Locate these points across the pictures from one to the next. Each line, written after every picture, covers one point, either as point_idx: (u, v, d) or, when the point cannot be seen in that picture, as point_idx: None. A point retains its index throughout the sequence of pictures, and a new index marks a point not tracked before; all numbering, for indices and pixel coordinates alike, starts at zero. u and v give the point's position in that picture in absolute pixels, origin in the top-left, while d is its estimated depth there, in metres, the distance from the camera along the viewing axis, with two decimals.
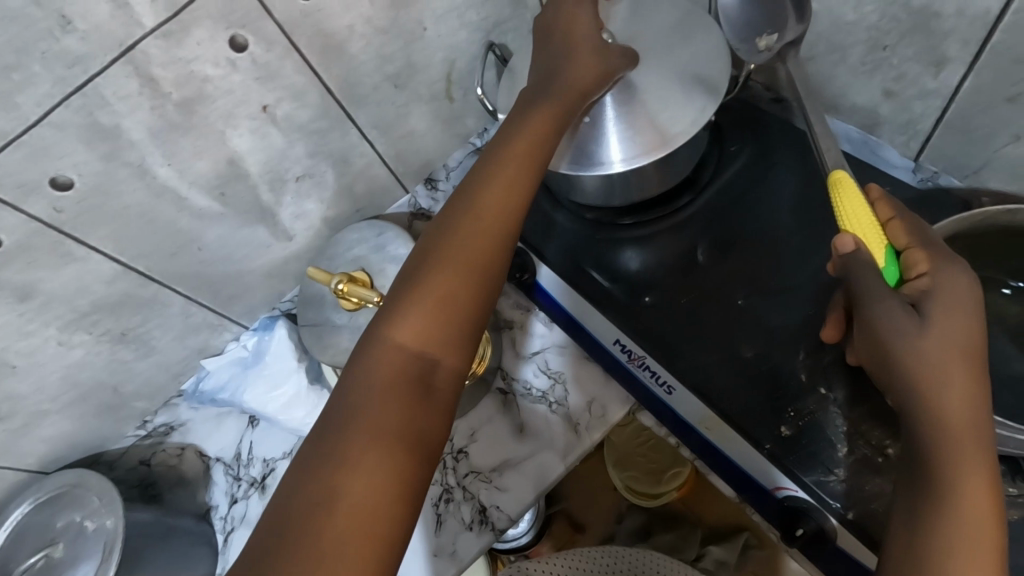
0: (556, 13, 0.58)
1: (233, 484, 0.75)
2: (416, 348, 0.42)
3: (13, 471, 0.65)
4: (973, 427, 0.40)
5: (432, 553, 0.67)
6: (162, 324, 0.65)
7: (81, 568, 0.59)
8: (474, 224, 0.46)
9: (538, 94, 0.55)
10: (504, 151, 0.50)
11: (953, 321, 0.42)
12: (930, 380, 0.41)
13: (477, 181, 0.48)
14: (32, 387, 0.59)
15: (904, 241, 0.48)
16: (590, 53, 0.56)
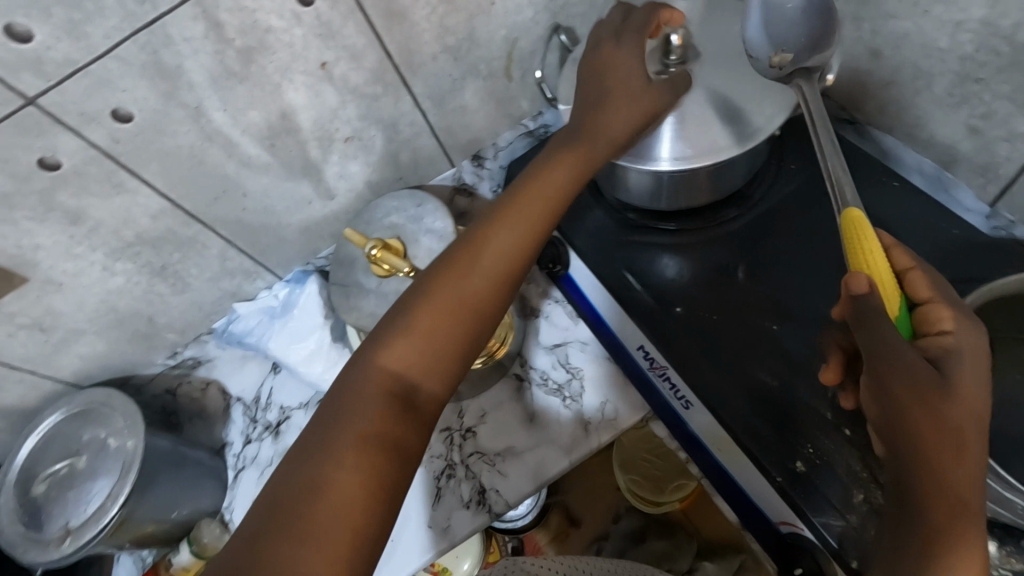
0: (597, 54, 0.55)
1: (249, 426, 0.78)
2: (406, 369, 0.43)
3: (49, 381, 0.68)
4: (972, 496, 0.40)
5: (427, 524, 0.68)
6: (200, 264, 0.67)
7: (98, 483, 0.63)
8: (483, 256, 0.46)
9: (568, 135, 0.53)
10: (525, 184, 0.50)
11: (969, 386, 0.41)
12: (945, 450, 0.40)
13: (490, 216, 0.48)
14: (74, 306, 0.62)
15: (923, 295, 0.46)
16: (641, 98, 0.53)
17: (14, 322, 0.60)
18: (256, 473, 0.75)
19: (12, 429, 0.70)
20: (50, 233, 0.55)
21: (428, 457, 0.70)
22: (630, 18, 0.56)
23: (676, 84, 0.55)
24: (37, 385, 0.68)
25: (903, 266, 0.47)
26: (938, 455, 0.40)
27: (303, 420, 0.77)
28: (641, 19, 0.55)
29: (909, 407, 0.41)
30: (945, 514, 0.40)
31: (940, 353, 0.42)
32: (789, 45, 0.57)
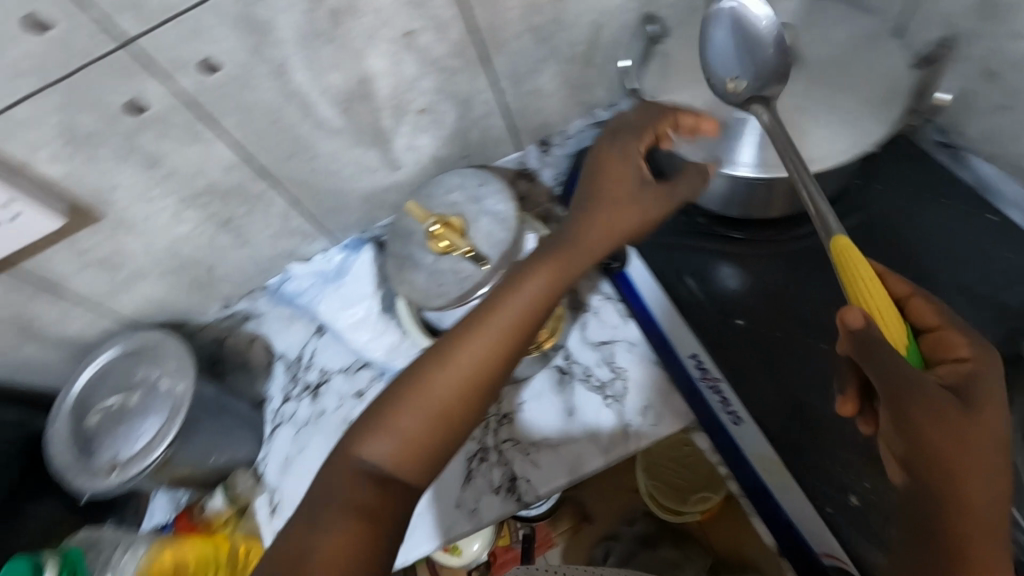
0: (595, 158, 0.53)
1: (289, 384, 0.80)
2: (383, 464, 0.43)
3: (108, 318, 0.70)
4: (991, 522, 0.38)
5: (454, 504, 0.68)
6: (262, 220, 0.68)
7: (145, 422, 0.65)
8: (463, 358, 0.44)
9: (552, 242, 0.49)
10: (514, 284, 0.47)
11: (991, 408, 0.39)
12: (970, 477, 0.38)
13: (469, 323, 0.46)
14: (141, 248, 0.64)
15: (931, 321, 0.43)
16: (628, 205, 0.50)
17: (85, 257, 0.61)
18: (292, 431, 0.78)
19: (70, 358, 0.73)
20: (127, 175, 0.56)
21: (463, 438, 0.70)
22: (645, 117, 0.54)
23: (673, 193, 0.51)
24: (97, 320, 0.70)
25: (898, 292, 0.45)
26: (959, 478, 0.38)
27: (342, 385, 0.79)
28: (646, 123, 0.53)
29: (931, 440, 0.38)
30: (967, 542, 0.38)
31: (959, 372, 0.40)
32: (745, 68, 0.53)
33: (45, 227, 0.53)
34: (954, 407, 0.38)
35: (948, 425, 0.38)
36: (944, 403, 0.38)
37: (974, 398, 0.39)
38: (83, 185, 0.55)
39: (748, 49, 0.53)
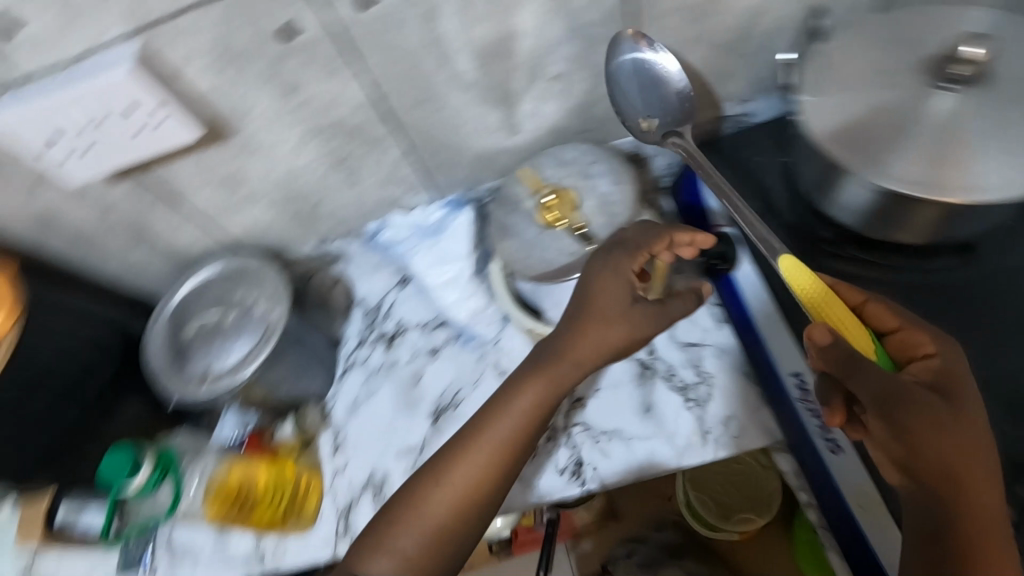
0: (585, 279, 0.57)
1: (365, 330, 0.81)
2: None
3: (214, 236, 0.72)
4: (990, 513, 0.42)
5: (516, 477, 0.68)
6: (375, 164, 0.68)
7: (237, 342, 0.67)
8: (459, 479, 0.54)
9: (545, 352, 0.56)
10: (514, 391, 0.56)
11: (964, 402, 0.44)
12: (965, 471, 0.42)
13: (467, 437, 0.55)
14: (260, 173, 0.65)
15: (888, 322, 0.50)
16: (614, 327, 0.55)
17: (207, 173, 0.63)
18: (362, 375, 0.80)
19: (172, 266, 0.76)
20: (265, 98, 0.56)
21: None
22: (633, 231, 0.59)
23: (665, 312, 0.55)
24: (204, 236, 0.72)
25: (854, 302, 0.51)
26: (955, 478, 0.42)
27: (416, 339, 0.80)
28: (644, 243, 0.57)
29: (923, 439, 0.42)
30: (977, 534, 0.41)
31: (937, 371, 0.46)
32: (654, 108, 0.63)
33: (182, 138, 0.55)
34: (933, 403, 0.43)
35: (937, 421, 0.43)
36: (924, 400, 0.43)
37: (947, 393, 0.45)
38: (222, 102, 0.56)
39: (648, 93, 0.63)
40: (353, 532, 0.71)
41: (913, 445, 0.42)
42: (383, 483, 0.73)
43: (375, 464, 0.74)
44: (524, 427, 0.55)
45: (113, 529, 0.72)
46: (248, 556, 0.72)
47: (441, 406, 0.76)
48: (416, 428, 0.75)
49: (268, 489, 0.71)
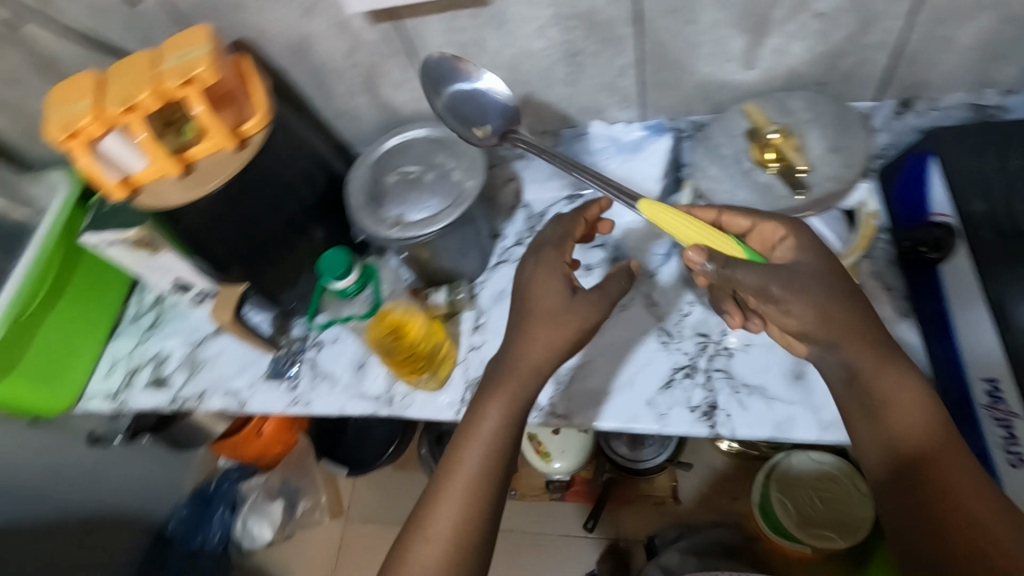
0: (522, 284, 0.64)
1: (524, 232, 0.86)
2: None
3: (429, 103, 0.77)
4: (943, 438, 0.49)
5: (646, 401, 0.70)
6: (598, 68, 0.69)
7: (428, 199, 0.71)
8: (449, 509, 0.55)
9: (498, 371, 0.61)
10: (478, 415, 0.59)
11: (819, 269, 0.54)
12: (886, 395, 0.51)
13: (443, 472, 0.57)
14: (497, 48, 0.68)
15: (744, 228, 0.60)
16: (564, 322, 0.61)
17: (452, 36, 0.67)
18: (513, 271, 0.84)
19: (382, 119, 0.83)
20: None
21: (676, 348, 0.72)
22: (557, 231, 0.67)
23: (603, 296, 0.63)
24: (420, 100, 0.77)
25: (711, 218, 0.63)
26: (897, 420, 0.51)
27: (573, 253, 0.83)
28: (558, 237, 0.67)
29: (815, 317, 0.52)
30: (920, 434, 0.50)
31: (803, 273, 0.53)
32: (490, 118, 0.72)
33: None
34: (796, 274, 0.53)
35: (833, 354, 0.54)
36: (785, 272, 0.53)
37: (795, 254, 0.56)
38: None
39: (473, 112, 0.72)
40: None
41: (808, 324, 0.53)
42: None
43: None
44: (498, 440, 0.58)
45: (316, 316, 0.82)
46: (378, 395, 0.80)
47: None
48: None
49: (420, 340, 0.75)
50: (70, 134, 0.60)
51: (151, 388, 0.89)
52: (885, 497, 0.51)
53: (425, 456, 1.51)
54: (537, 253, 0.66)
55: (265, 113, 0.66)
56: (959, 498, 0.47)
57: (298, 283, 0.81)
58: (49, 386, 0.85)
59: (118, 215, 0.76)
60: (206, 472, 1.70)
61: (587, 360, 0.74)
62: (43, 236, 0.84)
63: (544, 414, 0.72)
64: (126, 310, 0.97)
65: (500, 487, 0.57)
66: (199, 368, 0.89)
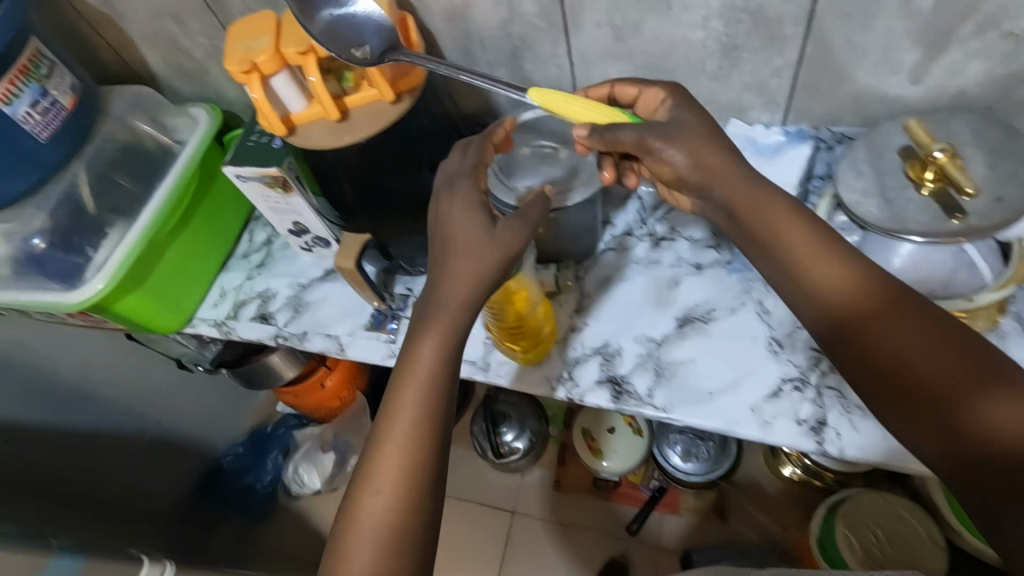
0: (441, 219, 0.62)
1: (636, 222, 0.87)
2: (379, 533, 0.53)
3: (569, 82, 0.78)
4: (959, 363, 0.45)
5: (750, 407, 0.69)
6: (752, 65, 0.68)
7: (562, 175, 0.72)
8: (393, 451, 0.55)
9: (426, 310, 0.59)
10: (414, 354, 0.58)
11: (713, 155, 0.55)
12: (902, 362, 0.47)
13: (384, 426, 0.56)
14: (653, 34, 0.68)
15: (632, 96, 0.64)
16: (483, 249, 0.59)
17: (610, 16, 0.67)
18: (621, 259, 0.84)
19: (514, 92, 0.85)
20: None
21: (785, 359, 0.71)
22: (465, 161, 0.64)
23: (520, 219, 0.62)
24: (560, 78, 0.78)
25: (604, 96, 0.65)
26: (913, 357, 0.47)
27: (683, 250, 0.83)
28: (469, 165, 0.63)
29: (686, 161, 0.56)
30: (928, 366, 0.46)
31: (787, 246, 0.52)
32: (371, 37, 0.64)
33: None
34: (673, 127, 0.56)
35: (814, 307, 0.51)
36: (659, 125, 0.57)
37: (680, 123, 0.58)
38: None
39: (351, 31, 0.64)
40: (573, 382, 0.77)
41: (681, 168, 0.56)
42: (614, 356, 0.77)
43: (611, 336, 0.78)
44: (432, 377, 0.57)
45: None
46: (474, 360, 0.81)
47: (690, 315, 0.77)
48: (658, 324, 0.78)
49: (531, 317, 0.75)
50: (249, 67, 0.63)
51: (256, 322, 0.94)
52: (928, 447, 0.46)
53: (477, 433, 1.55)
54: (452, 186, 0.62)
55: (422, 72, 0.68)
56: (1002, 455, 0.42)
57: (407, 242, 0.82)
58: (168, 305, 0.91)
59: (257, 153, 0.80)
60: (264, 413, 1.78)
61: (692, 358, 0.74)
62: (182, 164, 0.89)
63: (644, 404, 0.73)
64: (237, 247, 1.02)
65: (441, 423, 0.56)
66: (303, 309, 0.93)
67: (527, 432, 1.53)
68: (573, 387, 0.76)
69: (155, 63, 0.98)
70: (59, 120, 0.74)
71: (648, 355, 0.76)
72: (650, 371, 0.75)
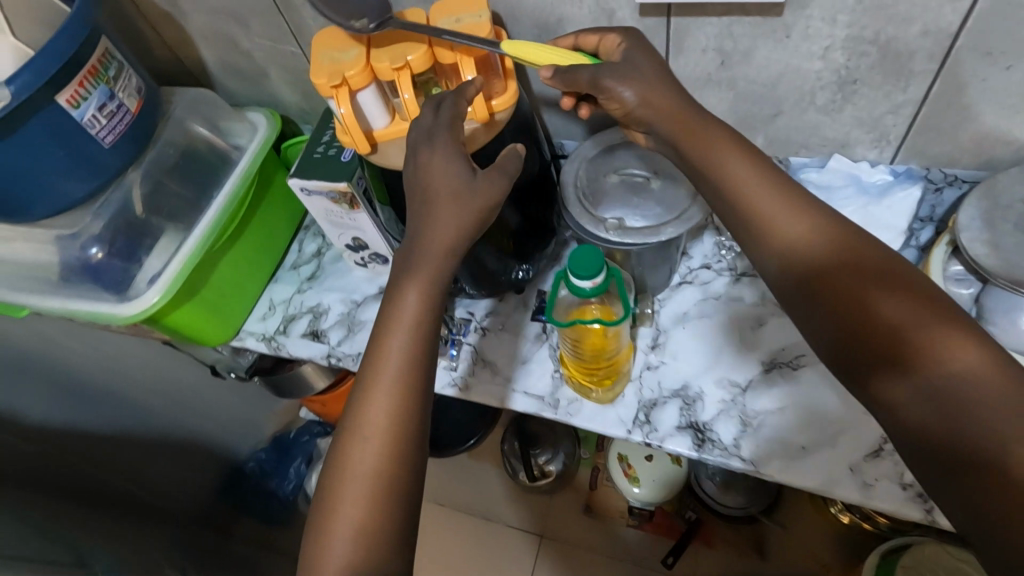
0: (417, 176, 0.58)
1: (714, 255, 0.82)
2: (361, 467, 0.54)
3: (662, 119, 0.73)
4: (916, 314, 0.45)
5: (849, 467, 0.65)
6: (868, 98, 0.63)
7: (655, 208, 0.68)
8: (379, 391, 0.55)
9: (409, 258, 0.58)
10: (400, 294, 0.57)
11: (661, 94, 0.56)
12: (850, 301, 0.47)
13: (366, 384, 0.56)
14: (763, 63, 0.64)
15: (594, 43, 0.61)
16: (461, 201, 0.57)
17: (718, 41, 0.63)
18: (698, 294, 0.79)
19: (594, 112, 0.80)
20: None
21: None
22: (439, 115, 0.58)
23: (499, 171, 0.59)
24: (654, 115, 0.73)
25: (570, 47, 0.63)
26: (872, 309, 0.46)
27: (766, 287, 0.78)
28: (444, 121, 0.58)
29: (637, 98, 0.55)
30: (894, 323, 0.45)
31: (747, 194, 0.52)
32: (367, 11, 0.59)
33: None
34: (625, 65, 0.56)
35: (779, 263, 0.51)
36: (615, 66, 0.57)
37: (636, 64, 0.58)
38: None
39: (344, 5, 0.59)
40: (651, 426, 0.72)
41: (629, 104, 0.56)
42: (695, 401, 0.72)
43: (691, 378, 0.74)
44: (422, 323, 0.57)
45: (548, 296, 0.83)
46: (542, 396, 0.77)
47: (777, 360, 0.73)
48: (743, 367, 0.73)
49: (602, 355, 0.70)
50: (338, 80, 0.59)
51: (308, 339, 0.90)
52: (888, 405, 0.45)
53: (509, 453, 1.51)
54: (428, 138, 0.58)
55: (515, 89, 0.64)
56: (951, 408, 0.41)
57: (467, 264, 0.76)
58: (218, 317, 0.87)
59: (325, 167, 0.75)
60: (286, 418, 1.65)
61: (782, 409, 0.69)
62: (242, 171, 0.85)
63: (730, 455, 0.68)
64: (286, 257, 0.98)
65: (425, 363, 0.57)
66: (357, 328, 0.89)
67: (561, 453, 1.49)
68: (652, 432, 0.72)
69: (212, 64, 0.94)
70: (124, 124, 0.70)
71: (733, 403, 0.71)
72: (735, 420, 0.70)
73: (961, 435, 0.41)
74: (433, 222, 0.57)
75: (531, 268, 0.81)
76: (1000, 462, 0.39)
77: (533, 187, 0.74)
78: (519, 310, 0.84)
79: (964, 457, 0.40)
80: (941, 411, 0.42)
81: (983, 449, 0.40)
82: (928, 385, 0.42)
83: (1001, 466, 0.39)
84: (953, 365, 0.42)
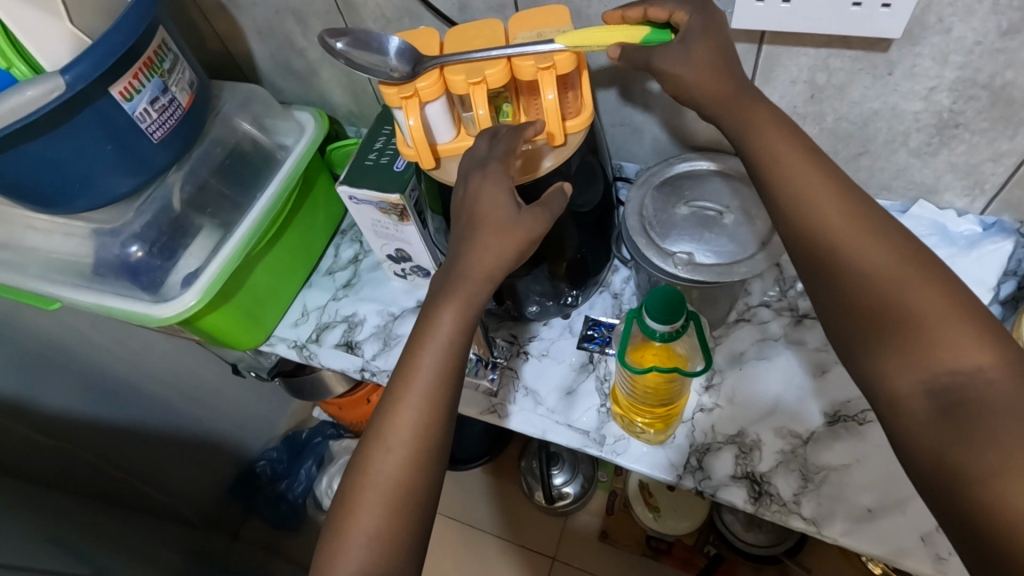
0: (466, 198, 0.54)
1: (775, 295, 0.78)
2: (378, 484, 0.49)
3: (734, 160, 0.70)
4: (939, 316, 0.41)
5: (921, 534, 0.61)
6: (966, 142, 0.61)
7: (725, 244, 0.64)
8: (409, 409, 0.51)
9: (449, 274, 0.53)
10: (437, 311, 0.52)
11: (718, 79, 0.53)
12: (870, 285, 0.43)
13: (398, 379, 0.52)
14: (856, 99, 0.61)
15: (663, 17, 0.57)
16: (511, 232, 0.52)
17: (811, 74, 0.61)
18: (759, 333, 0.75)
19: (662, 134, 0.78)
20: (977, 27, 0.52)
21: None
22: (494, 148, 0.55)
23: (545, 207, 0.54)
24: (723, 159, 0.70)
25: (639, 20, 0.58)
26: (891, 306, 0.42)
27: None
28: (500, 152, 0.55)
29: (693, 80, 0.54)
30: (912, 322, 0.41)
31: (778, 167, 0.49)
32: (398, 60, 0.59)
33: (879, 32, 0.53)
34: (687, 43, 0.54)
35: (801, 247, 0.47)
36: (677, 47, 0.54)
37: (692, 40, 0.54)
38: (931, 5, 0.52)
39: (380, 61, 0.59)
40: (704, 473, 0.68)
41: (687, 87, 0.54)
42: (752, 449, 0.68)
43: (748, 425, 0.70)
44: (456, 342, 0.52)
45: (596, 329, 0.80)
46: (588, 431, 0.73)
47: (842, 412, 0.68)
48: (806, 418, 0.69)
49: (663, 405, 0.67)
50: (409, 91, 0.56)
51: (341, 349, 0.86)
52: (895, 411, 0.41)
53: (526, 470, 1.44)
54: (481, 166, 0.54)
55: (589, 112, 0.61)
56: (955, 420, 0.38)
57: (517, 287, 0.72)
58: (248, 321, 0.84)
59: (377, 176, 0.72)
60: (299, 417, 1.58)
61: (849, 464, 0.65)
62: (286, 172, 0.82)
63: (789, 512, 0.65)
64: (321, 262, 0.94)
65: (457, 384, 0.52)
66: (393, 342, 0.85)
67: (578, 475, 1.41)
68: (704, 479, 0.68)
69: (260, 59, 0.91)
70: (174, 119, 0.67)
71: (793, 455, 0.67)
72: (796, 473, 0.66)
73: (964, 445, 0.37)
74: (474, 246, 0.53)
75: (580, 294, 0.77)
76: (1003, 480, 0.35)
77: (594, 214, 0.71)
78: (565, 337, 0.80)
79: (959, 469, 0.37)
80: (945, 414, 0.38)
81: (980, 463, 0.36)
82: (934, 390, 0.39)
83: (1000, 483, 0.35)
84: (963, 364, 0.39)
